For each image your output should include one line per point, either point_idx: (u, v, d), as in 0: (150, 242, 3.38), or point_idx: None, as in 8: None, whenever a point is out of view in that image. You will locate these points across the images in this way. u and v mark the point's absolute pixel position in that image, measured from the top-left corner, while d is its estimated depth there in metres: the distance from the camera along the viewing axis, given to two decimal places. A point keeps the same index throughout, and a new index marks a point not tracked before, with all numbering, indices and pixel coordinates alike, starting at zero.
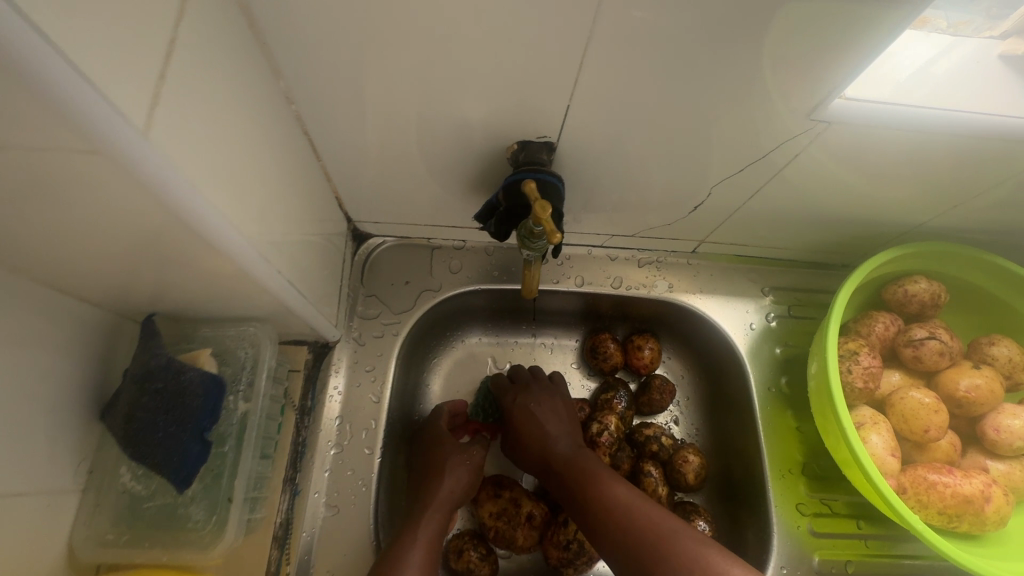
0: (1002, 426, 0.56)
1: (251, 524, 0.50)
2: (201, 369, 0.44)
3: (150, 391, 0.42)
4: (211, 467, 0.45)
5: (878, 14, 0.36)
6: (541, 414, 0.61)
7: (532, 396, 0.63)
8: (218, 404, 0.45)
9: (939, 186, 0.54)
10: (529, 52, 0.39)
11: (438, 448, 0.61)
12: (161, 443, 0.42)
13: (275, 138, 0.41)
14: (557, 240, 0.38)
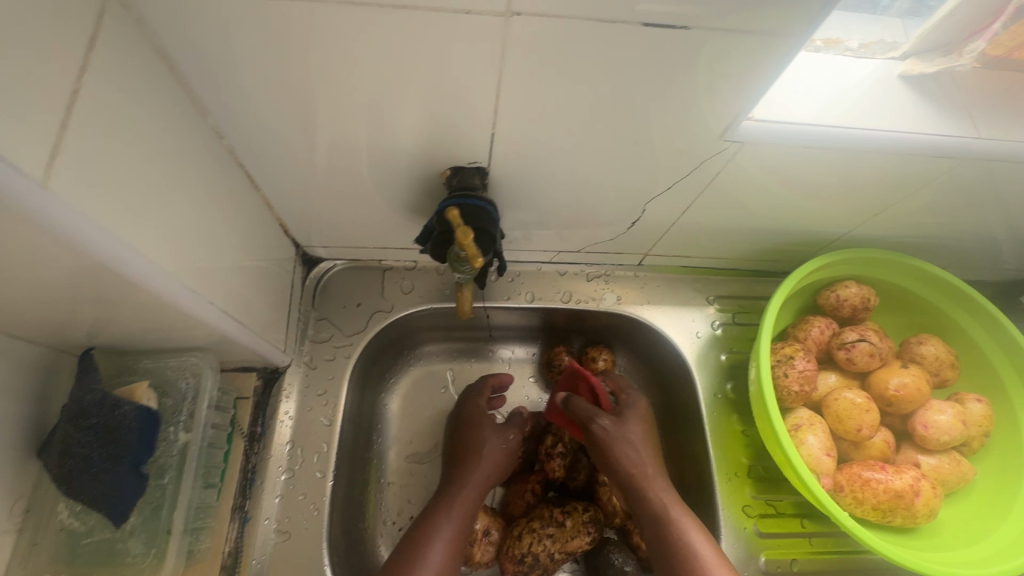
0: (930, 421, 0.59)
1: (194, 554, 0.51)
2: (137, 404, 0.43)
3: (82, 428, 0.41)
4: (150, 500, 0.45)
5: (765, 45, 0.39)
6: (624, 415, 0.64)
7: (624, 402, 0.65)
8: (153, 437, 0.44)
9: (857, 197, 0.57)
10: (446, 86, 0.41)
11: (476, 430, 0.64)
12: (98, 479, 0.42)
13: (205, 172, 0.42)
14: (479, 261, 0.44)
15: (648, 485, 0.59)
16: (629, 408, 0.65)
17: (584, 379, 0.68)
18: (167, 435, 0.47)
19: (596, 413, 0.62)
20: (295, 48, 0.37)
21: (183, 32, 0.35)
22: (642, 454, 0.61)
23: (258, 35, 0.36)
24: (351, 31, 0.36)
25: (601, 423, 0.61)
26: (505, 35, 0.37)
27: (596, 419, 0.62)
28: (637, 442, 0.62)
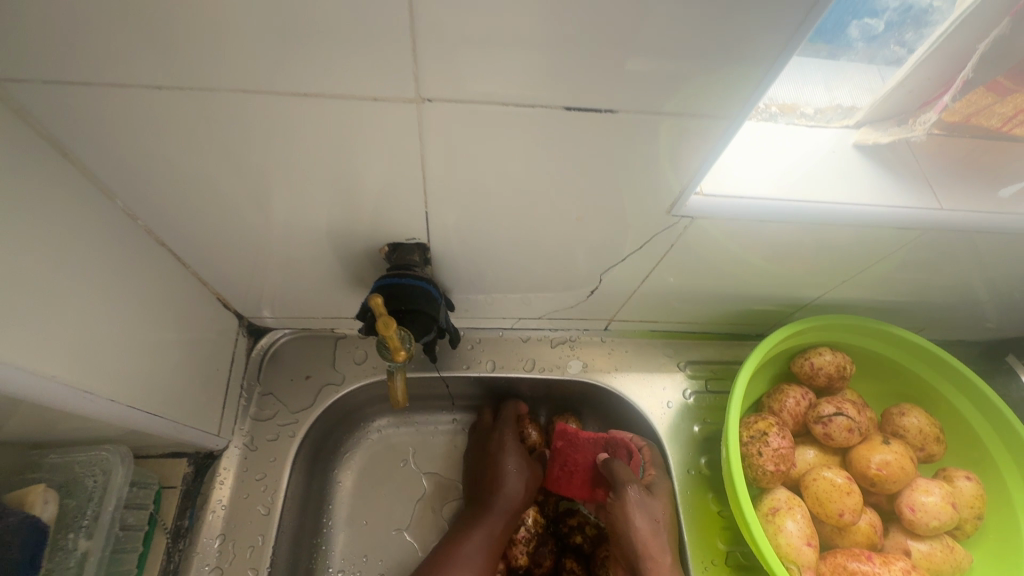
0: (917, 504, 0.54)
1: None
2: (24, 514, 0.39)
3: None
4: None
5: (700, 123, 0.38)
6: (657, 493, 0.60)
7: (657, 476, 0.62)
8: (41, 551, 0.40)
9: (822, 263, 0.55)
10: (370, 165, 0.39)
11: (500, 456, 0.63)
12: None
13: (113, 258, 0.40)
14: (402, 354, 0.41)
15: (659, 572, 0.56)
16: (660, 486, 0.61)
17: (622, 443, 0.64)
18: (64, 541, 0.42)
19: (631, 479, 0.59)
20: (201, 133, 0.35)
21: (76, 121, 0.34)
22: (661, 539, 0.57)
23: (159, 122, 0.34)
24: (257, 115, 0.35)
25: (632, 491, 0.58)
26: (422, 118, 0.36)
27: (630, 484, 0.59)
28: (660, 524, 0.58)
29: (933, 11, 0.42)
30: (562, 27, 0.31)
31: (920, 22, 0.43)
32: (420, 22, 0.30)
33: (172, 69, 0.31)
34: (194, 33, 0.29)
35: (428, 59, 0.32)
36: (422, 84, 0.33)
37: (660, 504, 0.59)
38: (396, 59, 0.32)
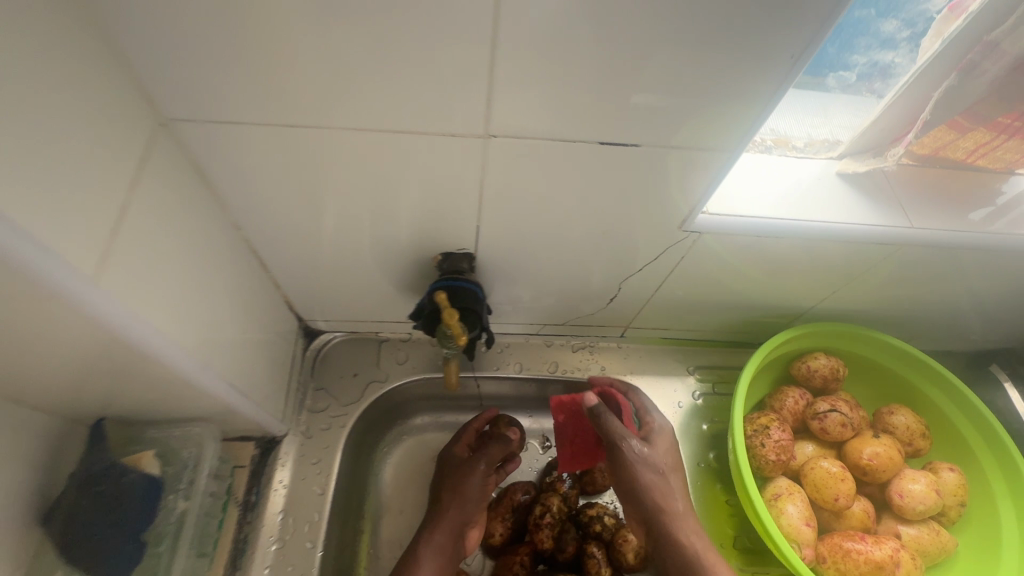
0: (905, 490, 0.60)
1: None
2: (144, 472, 0.48)
3: (92, 493, 0.46)
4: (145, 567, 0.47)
5: (705, 153, 0.46)
6: (659, 444, 0.65)
7: (654, 428, 0.66)
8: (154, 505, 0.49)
9: (815, 275, 0.63)
10: (435, 187, 0.48)
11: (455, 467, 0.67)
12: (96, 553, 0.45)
13: (223, 261, 0.48)
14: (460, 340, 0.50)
15: (675, 519, 0.59)
16: (659, 436, 0.65)
17: (616, 400, 0.69)
18: (167, 502, 0.50)
19: (627, 435, 0.61)
20: (304, 160, 0.44)
21: (214, 152, 0.42)
22: (670, 485, 0.62)
23: (271, 152, 0.43)
24: (353, 147, 0.43)
25: (632, 447, 0.61)
26: (485, 150, 0.44)
27: (628, 440, 0.61)
28: (665, 472, 0.62)
29: (895, 66, 0.51)
30: (604, 83, 0.39)
31: (886, 74, 0.52)
32: (497, 79, 0.38)
33: (301, 113, 0.40)
34: (323, 87, 0.38)
35: (499, 105, 0.40)
36: (490, 124, 0.42)
37: (662, 452, 0.64)
38: (472, 105, 0.40)
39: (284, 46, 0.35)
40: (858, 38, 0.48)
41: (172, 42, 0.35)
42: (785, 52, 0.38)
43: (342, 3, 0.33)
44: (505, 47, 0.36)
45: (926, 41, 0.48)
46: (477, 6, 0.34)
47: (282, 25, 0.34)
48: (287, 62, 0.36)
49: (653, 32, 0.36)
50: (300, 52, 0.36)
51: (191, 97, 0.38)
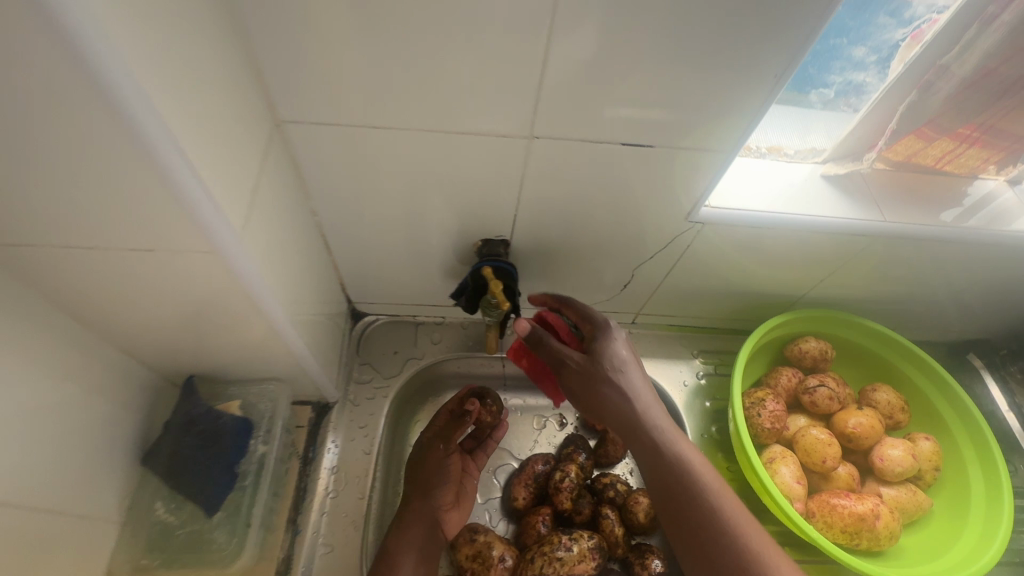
0: (885, 454, 0.68)
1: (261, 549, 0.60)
2: (234, 415, 0.56)
3: (193, 432, 0.54)
4: (235, 498, 0.55)
5: (706, 153, 0.55)
6: (610, 345, 0.57)
7: (605, 330, 0.59)
8: (243, 446, 0.56)
9: (804, 265, 0.72)
10: (481, 180, 0.57)
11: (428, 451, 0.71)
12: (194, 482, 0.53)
13: (302, 240, 0.58)
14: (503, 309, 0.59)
15: (641, 421, 0.54)
16: (606, 337, 0.58)
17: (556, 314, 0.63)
18: (250, 445, 0.58)
19: (564, 349, 0.58)
20: (376, 155, 0.54)
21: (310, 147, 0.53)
22: (632, 387, 0.55)
23: (353, 148, 0.53)
24: (419, 144, 0.53)
25: (570, 360, 0.57)
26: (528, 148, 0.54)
27: (567, 354, 0.58)
28: (621, 373, 0.56)
29: (867, 84, 0.60)
30: (628, 94, 0.49)
31: (859, 92, 0.61)
32: (543, 90, 0.48)
33: (381, 116, 0.50)
34: (403, 95, 0.48)
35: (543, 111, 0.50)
36: (534, 127, 0.52)
37: (618, 354, 0.57)
38: (519, 111, 0.50)
39: (376, 62, 0.45)
40: (834, 61, 0.56)
41: (292, 61, 0.45)
42: (770, 72, 0.48)
43: (429, 32, 0.43)
44: (552, 65, 0.46)
45: (892, 65, 0.57)
46: (534, 34, 0.44)
47: (379, 47, 0.44)
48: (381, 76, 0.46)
49: (669, 55, 0.46)
50: (388, 67, 0.46)
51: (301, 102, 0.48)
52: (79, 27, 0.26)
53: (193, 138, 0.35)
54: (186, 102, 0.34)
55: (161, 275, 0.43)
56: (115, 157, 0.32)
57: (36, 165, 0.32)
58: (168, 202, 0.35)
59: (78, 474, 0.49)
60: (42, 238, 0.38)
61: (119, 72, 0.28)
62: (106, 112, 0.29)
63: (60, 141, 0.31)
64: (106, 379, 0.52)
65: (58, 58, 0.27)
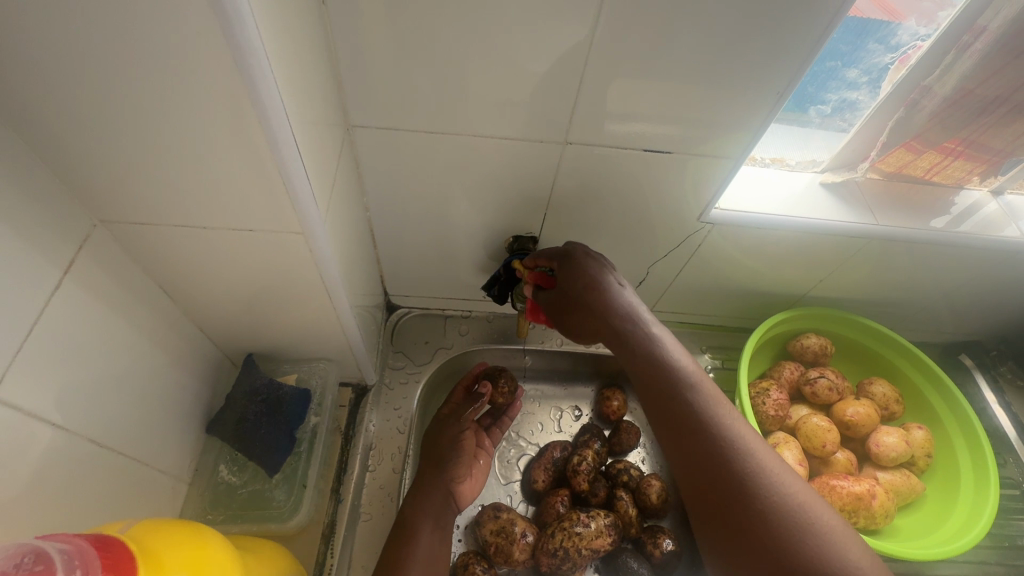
0: (881, 441, 0.74)
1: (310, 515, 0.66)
2: (295, 387, 0.63)
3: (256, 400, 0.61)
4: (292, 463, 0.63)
5: (718, 161, 0.62)
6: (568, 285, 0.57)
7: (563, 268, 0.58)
8: (299, 415, 0.63)
9: (806, 265, 0.78)
10: (517, 179, 0.65)
11: (446, 425, 0.77)
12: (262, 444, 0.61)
13: (357, 231, 0.65)
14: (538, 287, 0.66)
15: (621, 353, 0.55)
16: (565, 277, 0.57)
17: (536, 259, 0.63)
18: (307, 417, 0.65)
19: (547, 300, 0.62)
20: (427, 157, 0.62)
21: (373, 147, 0.61)
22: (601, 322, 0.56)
23: (408, 150, 0.61)
24: (465, 148, 0.61)
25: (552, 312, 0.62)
26: (563, 152, 0.62)
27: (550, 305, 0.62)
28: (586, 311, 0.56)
29: (860, 102, 0.66)
30: (650, 106, 0.56)
31: (853, 109, 0.67)
32: (578, 102, 0.56)
33: (436, 122, 0.58)
34: (458, 104, 0.56)
35: (577, 121, 0.58)
36: (569, 135, 0.59)
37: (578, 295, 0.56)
38: (556, 121, 0.58)
39: (437, 76, 0.53)
40: (830, 81, 0.63)
41: (366, 74, 0.53)
42: (774, 89, 0.55)
43: (484, 51, 0.51)
44: (588, 81, 0.54)
45: (883, 85, 0.64)
46: (574, 55, 0.52)
47: (440, 64, 0.52)
48: (441, 88, 0.54)
49: (688, 75, 0.53)
50: (446, 81, 0.54)
51: (371, 109, 0.57)
52: (255, 64, 0.33)
53: (306, 145, 0.42)
54: (307, 109, 0.42)
55: (254, 258, 0.50)
56: (250, 160, 0.39)
57: (183, 162, 0.40)
58: (281, 198, 0.42)
59: (161, 432, 0.55)
60: (160, 219, 0.45)
61: (273, 97, 0.36)
62: (255, 125, 0.37)
63: (208, 146, 0.38)
64: (185, 351, 0.59)
65: (233, 84, 0.34)
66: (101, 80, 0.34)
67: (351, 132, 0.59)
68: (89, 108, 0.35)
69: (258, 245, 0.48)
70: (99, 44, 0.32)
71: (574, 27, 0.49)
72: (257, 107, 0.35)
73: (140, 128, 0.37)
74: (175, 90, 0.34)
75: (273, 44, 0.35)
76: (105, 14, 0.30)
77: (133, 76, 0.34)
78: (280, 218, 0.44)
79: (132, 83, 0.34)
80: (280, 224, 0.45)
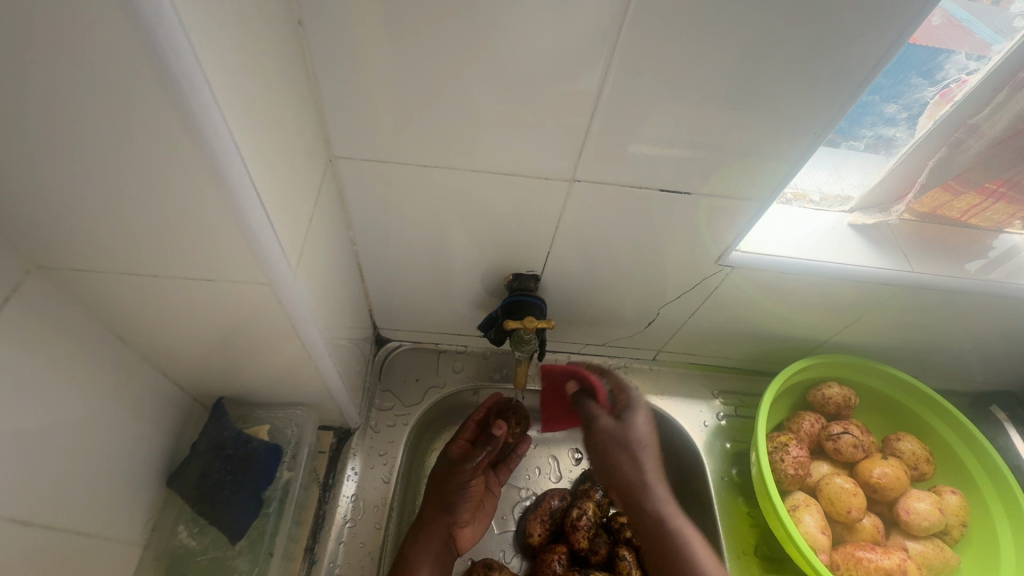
0: (911, 507, 0.67)
1: None
2: (263, 441, 0.59)
3: (223, 456, 0.57)
4: (258, 526, 0.58)
5: (742, 201, 0.57)
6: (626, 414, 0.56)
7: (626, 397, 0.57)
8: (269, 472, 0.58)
9: (832, 311, 0.72)
10: (518, 215, 0.59)
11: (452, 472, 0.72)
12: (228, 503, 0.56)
13: (342, 266, 0.60)
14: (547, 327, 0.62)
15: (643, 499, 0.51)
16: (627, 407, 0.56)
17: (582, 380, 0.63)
18: (277, 471, 0.61)
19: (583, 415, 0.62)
20: (419, 191, 0.57)
21: (360, 179, 0.56)
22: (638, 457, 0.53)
23: (398, 183, 0.56)
24: (462, 181, 0.55)
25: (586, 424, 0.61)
26: (570, 190, 0.56)
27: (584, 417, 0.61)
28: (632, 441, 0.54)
29: (897, 139, 0.60)
30: (668, 141, 0.51)
31: (890, 144, 0.61)
32: (589, 135, 0.51)
33: (429, 153, 0.53)
34: (452, 136, 0.51)
35: (587, 157, 0.53)
36: (576, 172, 0.54)
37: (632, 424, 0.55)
38: (561, 155, 0.53)
39: (429, 106, 0.48)
40: (866, 116, 0.57)
41: (350, 103, 0.49)
42: (811, 129, 0.50)
43: (483, 80, 0.46)
44: (601, 116, 0.49)
45: (922, 120, 0.58)
46: (586, 87, 0.47)
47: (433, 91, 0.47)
48: (439, 119, 0.50)
49: (710, 110, 0.48)
50: (441, 113, 0.49)
51: (359, 141, 0.52)
52: (196, 97, 0.28)
53: (270, 185, 0.37)
54: (274, 146, 0.37)
55: (219, 304, 0.45)
56: (202, 206, 0.34)
57: (127, 210, 0.34)
58: (241, 245, 0.37)
59: (111, 496, 0.50)
60: (107, 266, 0.40)
61: (224, 133, 0.30)
62: (203, 167, 0.31)
63: (156, 197, 0.34)
64: (143, 401, 0.53)
65: (172, 120, 0.29)
66: (22, 120, 0.29)
67: (335, 162, 0.54)
68: (10, 152, 0.30)
69: (224, 294, 0.43)
70: (19, 88, 0.27)
71: (587, 57, 0.44)
72: (202, 145, 0.30)
73: (77, 177, 0.32)
74: (107, 130, 0.29)
75: (226, 81, 0.30)
76: (22, 55, 0.26)
77: (62, 122, 0.29)
78: (243, 269, 0.39)
79: (59, 130, 0.29)
80: (241, 275, 0.40)
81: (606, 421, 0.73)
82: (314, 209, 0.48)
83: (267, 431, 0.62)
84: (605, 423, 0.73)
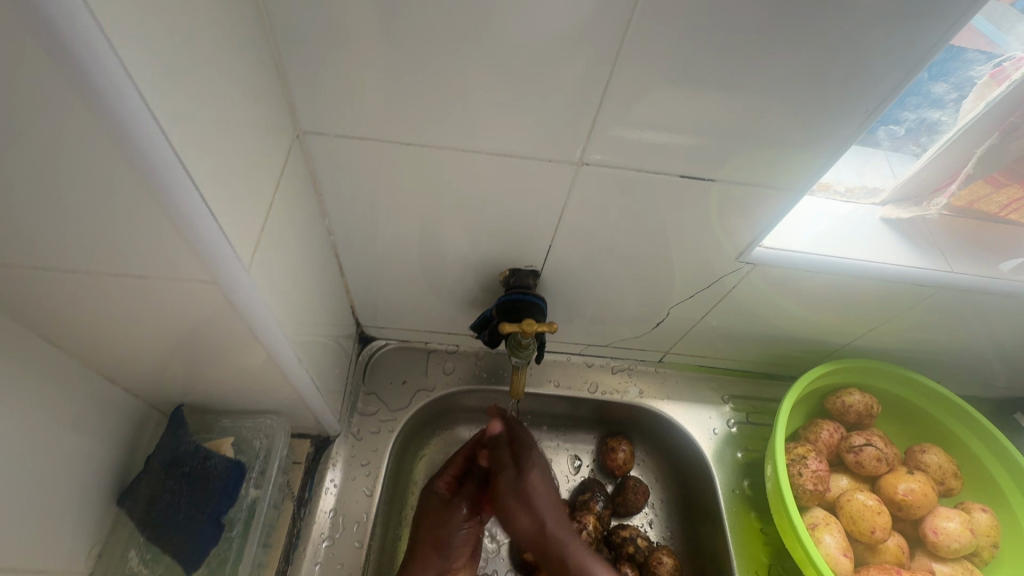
0: (940, 527, 0.62)
1: None
2: (224, 456, 0.54)
3: (177, 474, 0.52)
4: (219, 551, 0.53)
5: (768, 194, 0.51)
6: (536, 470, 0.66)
7: (527, 443, 0.69)
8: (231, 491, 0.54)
9: (857, 313, 0.66)
10: (515, 205, 0.53)
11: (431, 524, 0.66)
12: (184, 526, 0.51)
13: (316, 257, 0.54)
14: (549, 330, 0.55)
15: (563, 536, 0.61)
16: (532, 462, 0.67)
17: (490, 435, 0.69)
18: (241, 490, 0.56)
19: (506, 462, 0.67)
20: (403, 176, 0.50)
21: (335, 161, 0.49)
22: (544, 501, 0.64)
23: (379, 166, 0.49)
24: (452, 165, 0.49)
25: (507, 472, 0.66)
26: (576, 176, 0.50)
27: (507, 469, 0.66)
28: (541, 493, 0.65)
29: (941, 124, 0.54)
30: (689, 121, 0.44)
31: (931, 131, 0.55)
32: (601, 113, 0.44)
33: (411, 133, 0.46)
34: (439, 113, 0.44)
35: (596, 138, 0.46)
36: (584, 154, 0.47)
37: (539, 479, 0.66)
38: (565, 138, 0.46)
39: (411, 76, 0.42)
40: (911, 98, 0.50)
41: (320, 72, 0.42)
42: (861, 107, 0.43)
43: (474, 46, 0.40)
44: (615, 89, 0.42)
45: (969, 103, 0.52)
46: (600, 56, 0.40)
47: (416, 58, 0.41)
48: (426, 91, 0.43)
49: (742, 85, 0.42)
50: (427, 86, 0.42)
51: (333, 116, 0.45)
52: (85, 46, 0.23)
53: (201, 155, 0.31)
54: (201, 115, 0.31)
55: (158, 304, 0.39)
56: (114, 181, 0.29)
57: (23, 192, 0.29)
58: (168, 229, 0.32)
59: (49, 525, 0.44)
60: (15, 259, 0.33)
61: (133, 95, 0.25)
62: (107, 135, 0.26)
63: (66, 183, 0.28)
64: (85, 414, 0.47)
65: (58, 75, 0.23)
66: None
67: (306, 140, 0.47)
68: None
69: (166, 295, 0.38)
70: None
71: (604, 17, 0.38)
72: (101, 107, 0.25)
73: None
74: None
75: (142, 42, 0.26)
76: None
77: None
78: (182, 261, 0.35)
79: None
80: (182, 268, 0.35)
81: (509, 475, 0.66)
82: (274, 196, 0.42)
83: (231, 445, 0.56)
84: (508, 476, 0.66)
